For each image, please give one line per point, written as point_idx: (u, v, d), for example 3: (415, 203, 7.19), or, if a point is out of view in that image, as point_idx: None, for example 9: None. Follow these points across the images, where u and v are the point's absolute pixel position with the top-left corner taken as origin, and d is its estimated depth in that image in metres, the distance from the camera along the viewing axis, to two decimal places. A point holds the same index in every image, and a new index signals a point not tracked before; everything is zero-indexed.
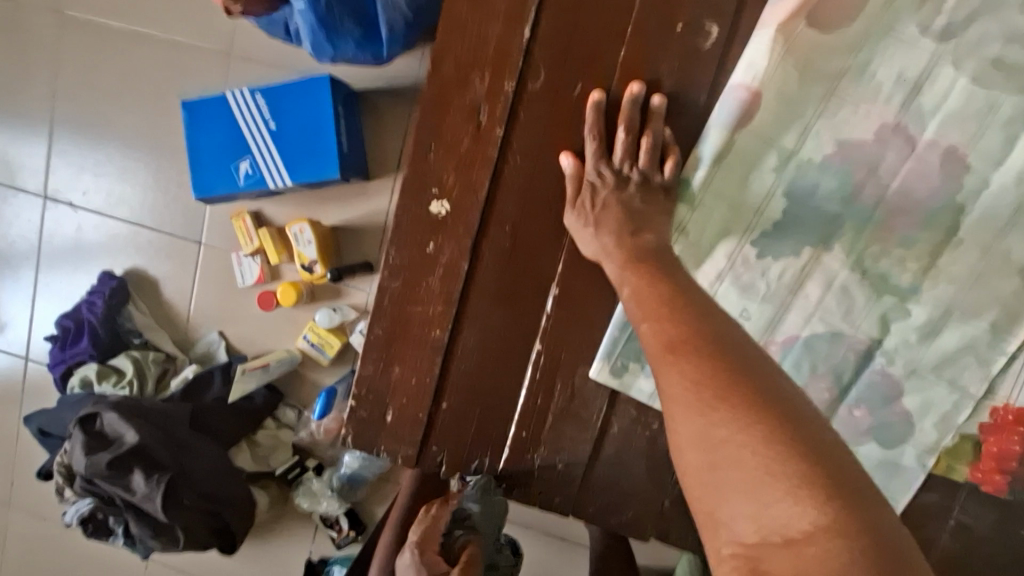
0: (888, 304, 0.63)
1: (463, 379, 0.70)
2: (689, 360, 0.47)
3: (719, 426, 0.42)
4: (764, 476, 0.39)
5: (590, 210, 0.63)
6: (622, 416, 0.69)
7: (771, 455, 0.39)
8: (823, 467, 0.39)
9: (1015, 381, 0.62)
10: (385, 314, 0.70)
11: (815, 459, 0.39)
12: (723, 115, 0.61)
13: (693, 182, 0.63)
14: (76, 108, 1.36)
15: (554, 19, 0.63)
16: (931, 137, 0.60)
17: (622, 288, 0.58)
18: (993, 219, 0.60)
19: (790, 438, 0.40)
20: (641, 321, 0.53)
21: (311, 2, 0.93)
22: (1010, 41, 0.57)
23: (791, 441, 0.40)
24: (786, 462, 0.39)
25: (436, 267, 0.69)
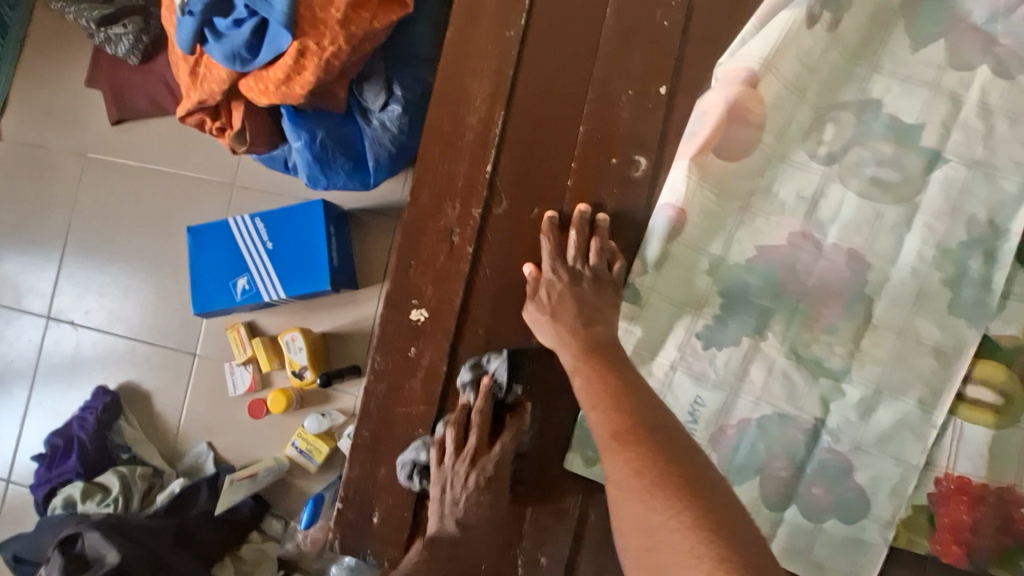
0: (825, 385, 0.70)
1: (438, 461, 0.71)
2: (632, 447, 0.53)
3: (657, 512, 0.47)
4: (693, 559, 0.43)
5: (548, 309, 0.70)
6: (598, 506, 0.73)
7: (698, 540, 0.44)
8: (742, 550, 0.43)
9: (950, 452, 0.67)
10: (372, 415, 0.76)
11: (736, 543, 0.44)
12: (658, 229, 0.72)
13: (635, 288, 0.72)
14: (87, 235, 1.48)
15: (511, 157, 0.76)
16: (835, 240, 0.70)
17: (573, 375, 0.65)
18: (899, 306, 0.69)
19: (717, 525, 0.45)
20: (592, 409, 0.60)
21: (307, 142, 1.08)
22: (882, 162, 0.70)
23: (719, 530, 0.45)
24: (711, 545, 0.44)
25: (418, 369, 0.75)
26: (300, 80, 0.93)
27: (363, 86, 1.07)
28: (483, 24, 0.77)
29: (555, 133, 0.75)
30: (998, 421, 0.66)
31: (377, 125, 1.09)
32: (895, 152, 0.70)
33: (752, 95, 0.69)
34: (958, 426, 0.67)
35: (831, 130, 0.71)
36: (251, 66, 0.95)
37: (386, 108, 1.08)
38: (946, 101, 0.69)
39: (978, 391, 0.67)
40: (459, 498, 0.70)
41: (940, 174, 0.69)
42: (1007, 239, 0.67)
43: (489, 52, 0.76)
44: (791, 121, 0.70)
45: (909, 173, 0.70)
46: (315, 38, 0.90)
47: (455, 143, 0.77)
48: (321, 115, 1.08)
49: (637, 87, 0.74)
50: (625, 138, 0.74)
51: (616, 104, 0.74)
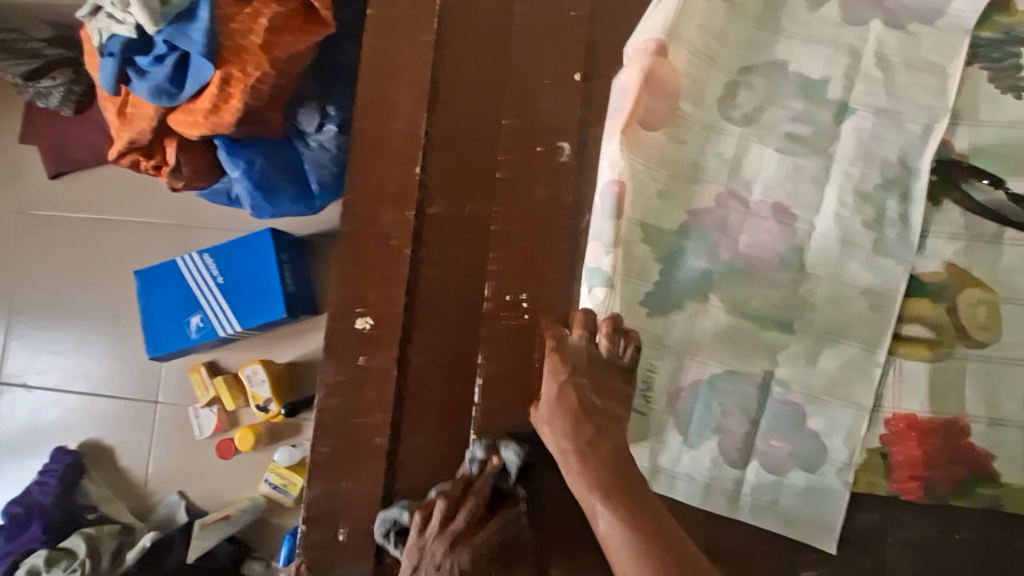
0: (771, 336, 0.71)
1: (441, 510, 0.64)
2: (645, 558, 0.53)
3: None
4: None
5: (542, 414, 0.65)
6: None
7: None
8: None
9: (896, 392, 0.68)
10: (331, 417, 0.74)
11: None
12: (607, 206, 0.70)
13: (603, 271, 0.70)
14: (35, 294, 1.44)
15: (441, 155, 0.76)
16: (761, 196, 0.72)
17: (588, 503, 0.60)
18: (829, 253, 0.70)
19: None
20: (602, 518, 0.58)
21: (246, 170, 1.07)
22: (796, 118, 0.73)
23: None
24: None
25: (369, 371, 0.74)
26: (228, 107, 0.94)
27: (297, 110, 1.08)
28: (400, 32, 0.78)
29: (481, 127, 0.76)
30: (932, 354, 0.68)
31: (315, 146, 1.10)
32: (805, 108, 0.73)
33: (663, 63, 0.71)
34: (899, 364, 0.68)
35: (744, 93, 0.73)
36: (178, 99, 0.94)
37: (321, 129, 1.09)
38: (845, 55, 0.73)
39: (912, 328, 0.68)
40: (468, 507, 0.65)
41: (850, 123, 0.72)
42: (918, 176, 0.70)
43: (408, 56, 0.78)
44: (703, 89, 0.73)
45: (821, 126, 0.72)
46: (238, 65, 0.91)
47: (383, 148, 0.77)
48: (259, 143, 1.07)
49: (554, 77, 0.76)
50: (549, 125, 0.75)
51: (535, 95, 0.76)
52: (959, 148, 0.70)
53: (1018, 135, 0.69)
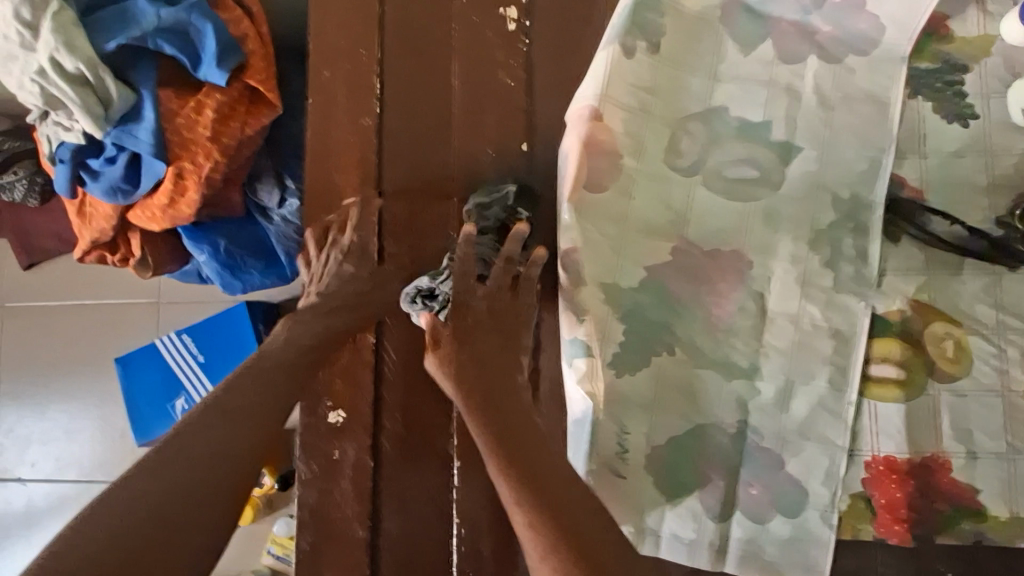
0: (740, 386, 0.70)
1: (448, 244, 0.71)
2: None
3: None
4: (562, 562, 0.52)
5: (470, 385, 0.63)
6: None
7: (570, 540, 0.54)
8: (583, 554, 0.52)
9: (872, 433, 0.68)
10: (333, 299, 0.73)
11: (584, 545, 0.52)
12: (571, 272, 0.69)
13: (581, 342, 0.67)
14: (21, 386, 1.44)
15: (395, 239, 0.77)
16: (715, 244, 0.72)
17: (496, 483, 0.57)
18: (787, 295, 0.70)
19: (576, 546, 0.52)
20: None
21: (211, 253, 1.07)
22: (740, 163, 0.72)
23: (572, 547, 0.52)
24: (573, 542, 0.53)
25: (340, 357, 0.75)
26: (183, 200, 0.94)
27: (256, 187, 1.07)
28: (339, 116, 0.78)
29: (433, 205, 0.77)
30: (906, 393, 0.68)
31: (279, 221, 1.09)
32: (749, 152, 0.72)
33: (600, 126, 0.69)
34: (872, 406, 0.68)
35: (686, 141, 0.73)
36: (133, 196, 0.95)
37: (284, 204, 1.08)
38: (784, 94, 0.73)
39: (881, 369, 0.68)
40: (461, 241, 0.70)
41: (796, 163, 0.72)
42: (874, 209, 0.70)
43: (351, 143, 0.78)
44: (647, 141, 0.72)
45: (766, 169, 0.72)
46: (189, 158, 0.92)
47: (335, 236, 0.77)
48: (220, 223, 1.08)
49: (497, 148, 0.76)
50: None
51: (481, 169, 0.77)
52: (910, 184, 0.70)
53: (961, 164, 0.69)
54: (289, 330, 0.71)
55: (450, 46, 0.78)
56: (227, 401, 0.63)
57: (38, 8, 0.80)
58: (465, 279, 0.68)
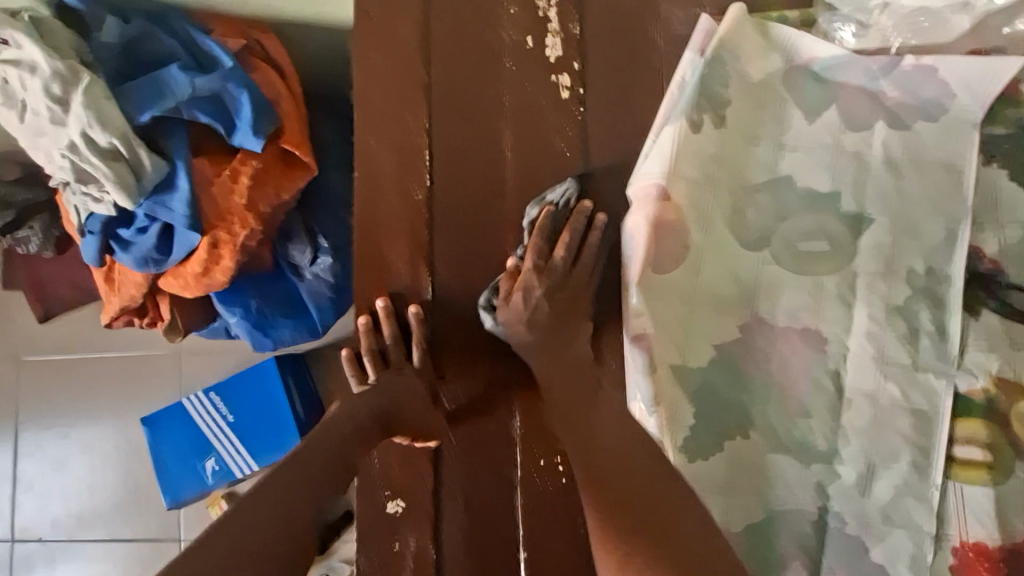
0: (819, 469, 0.68)
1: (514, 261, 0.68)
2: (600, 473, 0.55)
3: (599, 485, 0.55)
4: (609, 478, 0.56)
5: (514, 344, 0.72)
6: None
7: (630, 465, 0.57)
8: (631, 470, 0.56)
9: (958, 517, 0.65)
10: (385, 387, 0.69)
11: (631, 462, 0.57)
12: (639, 361, 0.65)
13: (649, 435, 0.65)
14: (39, 441, 1.40)
15: (449, 318, 0.73)
16: (786, 320, 0.69)
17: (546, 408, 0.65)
18: (864, 373, 0.68)
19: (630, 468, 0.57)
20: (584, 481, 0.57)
21: (243, 314, 1.04)
22: (810, 235, 0.70)
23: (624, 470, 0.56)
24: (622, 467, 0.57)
25: (403, 437, 0.71)
26: (218, 268, 0.91)
27: (287, 244, 1.04)
28: (387, 189, 0.75)
29: (487, 280, 0.74)
30: (994, 476, 0.65)
31: (311, 277, 1.06)
32: (818, 223, 0.70)
33: (667, 206, 0.66)
34: (958, 489, 0.66)
35: (753, 213, 0.70)
36: (165, 265, 0.92)
37: (316, 260, 1.05)
38: (852, 162, 0.70)
39: (967, 450, 0.66)
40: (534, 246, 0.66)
41: (867, 235, 0.69)
42: (951, 283, 0.67)
43: (400, 216, 0.75)
44: (714, 215, 0.69)
45: (836, 241, 0.70)
46: (225, 227, 0.88)
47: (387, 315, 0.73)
48: (250, 282, 1.05)
49: None
50: None
51: None
52: (988, 254, 0.68)
53: None
54: (343, 406, 0.65)
55: (502, 114, 0.75)
56: (306, 450, 0.61)
57: (69, 83, 0.77)
58: (541, 259, 0.65)
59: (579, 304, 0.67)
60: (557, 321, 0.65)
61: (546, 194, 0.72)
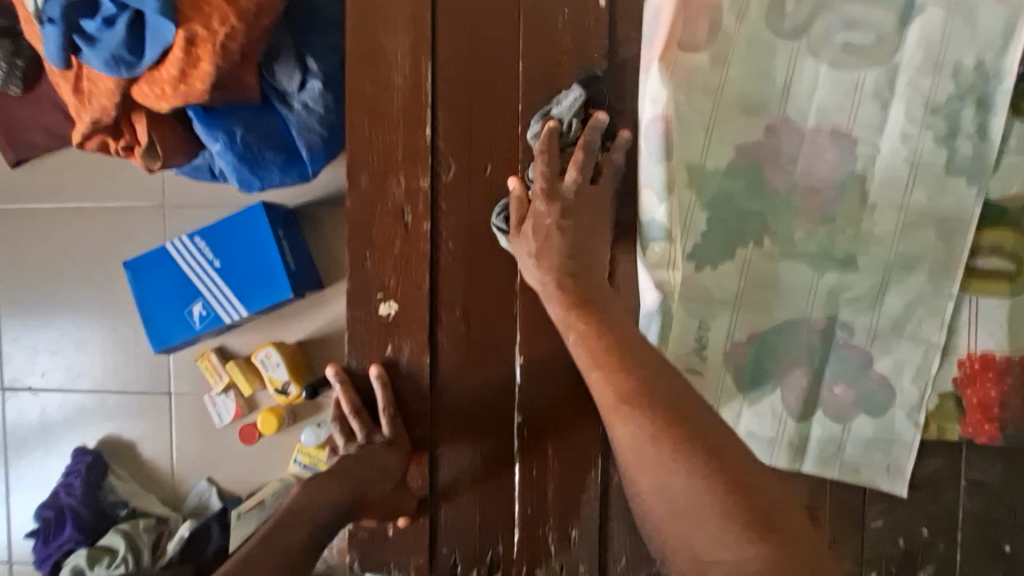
0: (832, 280, 0.65)
1: (519, 212, 0.64)
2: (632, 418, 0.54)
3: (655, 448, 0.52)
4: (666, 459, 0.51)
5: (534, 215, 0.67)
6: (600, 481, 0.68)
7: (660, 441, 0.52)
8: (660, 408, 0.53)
9: (970, 330, 0.64)
10: (359, 189, 0.69)
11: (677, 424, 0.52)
12: (653, 147, 0.61)
13: (660, 223, 0.62)
14: (21, 294, 1.35)
15: (452, 109, 0.68)
16: (816, 122, 0.64)
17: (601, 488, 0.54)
18: (895, 179, 0.63)
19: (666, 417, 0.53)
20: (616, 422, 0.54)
21: (227, 143, 0.96)
22: (852, 25, 0.63)
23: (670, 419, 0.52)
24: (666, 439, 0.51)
25: (385, 221, 0.69)
26: (197, 73, 0.82)
27: (273, 68, 0.95)
28: None
29: (491, 78, 0.67)
30: (1011, 288, 0.63)
31: (299, 107, 0.96)
32: (865, 12, 0.62)
33: None
34: (972, 302, 0.64)
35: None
36: (139, 69, 0.83)
37: (304, 87, 0.95)
38: None
39: (987, 262, 0.63)
40: (537, 174, 0.61)
41: (916, 26, 0.62)
42: (1000, 80, 0.61)
43: None
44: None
45: (883, 32, 0.62)
46: (202, 21, 0.79)
47: (382, 109, 0.68)
48: (235, 109, 0.96)
49: (573, 4, 0.65)
50: (574, 64, 0.66)
51: (552, 28, 0.66)
52: None
53: None
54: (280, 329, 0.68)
55: None
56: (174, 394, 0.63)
57: None
58: (549, 142, 0.61)
59: (598, 222, 0.63)
60: (575, 245, 0.62)
61: (554, 107, 0.64)
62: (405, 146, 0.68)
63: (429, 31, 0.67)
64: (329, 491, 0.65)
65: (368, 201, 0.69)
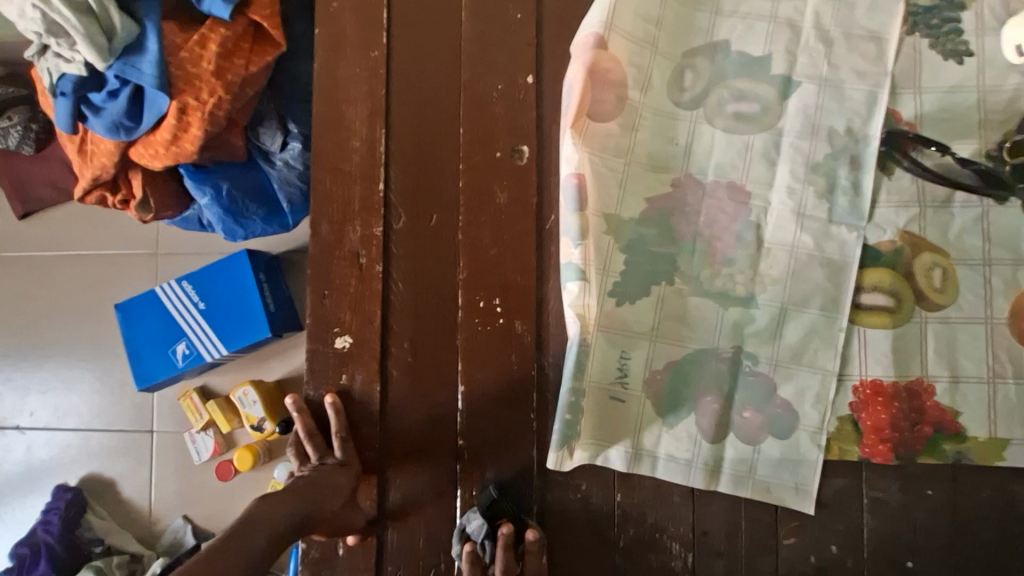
0: (736, 313, 0.73)
1: None
2: None
3: None
4: None
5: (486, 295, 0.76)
6: (534, 551, 0.71)
7: None
8: None
9: (860, 359, 0.71)
10: (322, 236, 0.78)
11: None
12: (570, 201, 0.70)
13: (576, 264, 0.70)
14: (17, 336, 1.43)
15: (403, 168, 0.78)
16: (714, 177, 0.74)
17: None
18: (785, 226, 0.73)
19: None
20: None
21: (213, 196, 1.06)
22: (741, 97, 0.74)
23: None
24: None
25: (344, 264, 0.78)
26: (188, 136, 0.93)
27: (258, 129, 1.06)
28: (348, 51, 0.79)
29: (437, 142, 0.78)
30: (893, 320, 0.71)
31: (281, 165, 1.08)
32: (751, 87, 0.74)
33: (605, 56, 0.71)
34: (862, 333, 0.71)
35: (690, 77, 0.74)
36: (136, 133, 0.94)
37: (286, 147, 1.07)
38: (786, 30, 0.74)
39: (871, 298, 0.71)
40: None
41: (795, 99, 0.73)
42: (868, 143, 0.72)
43: (359, 76, 0.79)
44: (651, 78, 0.73)
45: (767, 103, 0.73)
46: (194, 94, 0.91)
47: (343, 168, 0.79)
48: (221, 167, 1.06)
49: (506, 81, 0.77)
50: (507, 131, 0.77)
51: (489, 101, 0.77)
52: (906, 118, 0.72)
53: (959, 100, 0.71)
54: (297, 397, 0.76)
55: None
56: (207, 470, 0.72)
57: None
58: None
59: None
60: None
61: (467, 526, 0.72)
62: (362, 199, 0.78)
63: (385, 102, 0.78)
64: (285, 505, 0.71)
65: (328, 245, 0.78)
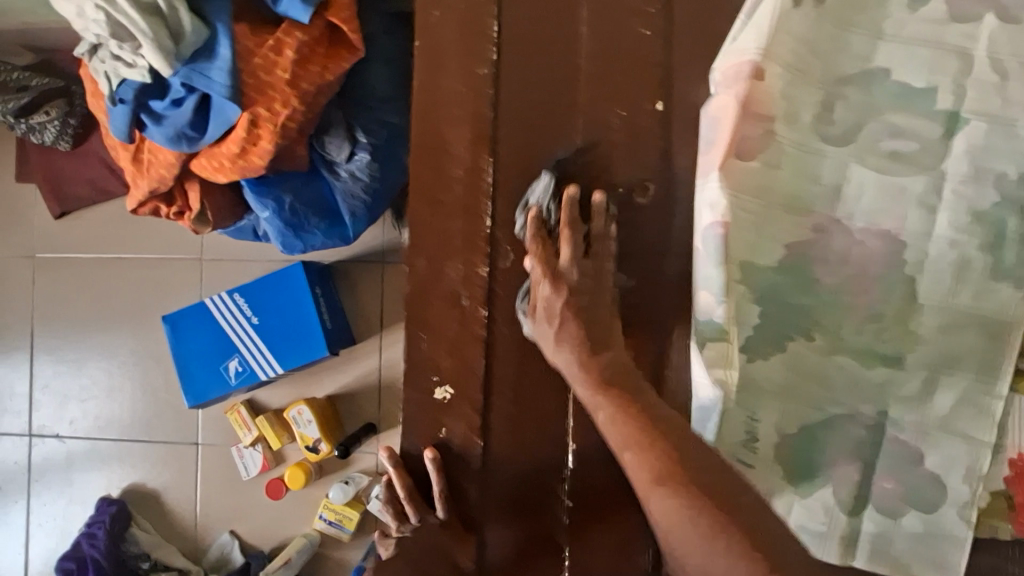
0: (882, 374, 0.66)
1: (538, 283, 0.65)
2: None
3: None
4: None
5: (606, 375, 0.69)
6: (600, 214, 0.67)
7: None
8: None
9: (1018, 429, 0.65)
10: (418, 273, 0.71)
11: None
12: (710, 250, 0.64)
13: (717, 322, 0.64)
14: (54, 341, 1.37)
15: (510, 201, 0.70)
16: (864, 223, 0.66)
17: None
18: (941, 280, 0.65)
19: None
20: None
21: (275, 210, 0.99)
22: (897, 133, 0.66)
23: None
24: None
25: (442, 305, 0.71)
26: (257, 150, 0.85)
27: (323, 140, 0.97)
28: (450, 68, 0.71)
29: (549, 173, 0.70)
30: None
31: (346, 176, 1.00)
32: (909, 122, 0.66)
33: (758, 86, 0.63)
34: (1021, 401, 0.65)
35: (840, 109, 0.66)
36: (199, 144, 0.87)
37: (352, 158, 0.99)
38: (953, 58, 0.65)
39: None
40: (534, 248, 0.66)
41: (962, 137, 0.65)
42: None
43: (461, 96, 0.71)
44: (798, 110, 0.65)
45: (927, 141, 0.65)
46: (265, 104, 0.83)
47: (442, 199, 0.71)
48: (284, 178, 0.99)
49: (629, 108, 0.69)
50: (628, 163, 0.69)
51: (608, 128, 0.69)
52: None
53: None
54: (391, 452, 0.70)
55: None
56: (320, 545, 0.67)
57: None
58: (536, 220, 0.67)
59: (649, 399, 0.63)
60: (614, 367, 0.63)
61: (530, 199, 0.69)
62: (464, 235, 0.71)
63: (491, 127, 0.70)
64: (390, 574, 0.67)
65: (425, 283, 0.71)
